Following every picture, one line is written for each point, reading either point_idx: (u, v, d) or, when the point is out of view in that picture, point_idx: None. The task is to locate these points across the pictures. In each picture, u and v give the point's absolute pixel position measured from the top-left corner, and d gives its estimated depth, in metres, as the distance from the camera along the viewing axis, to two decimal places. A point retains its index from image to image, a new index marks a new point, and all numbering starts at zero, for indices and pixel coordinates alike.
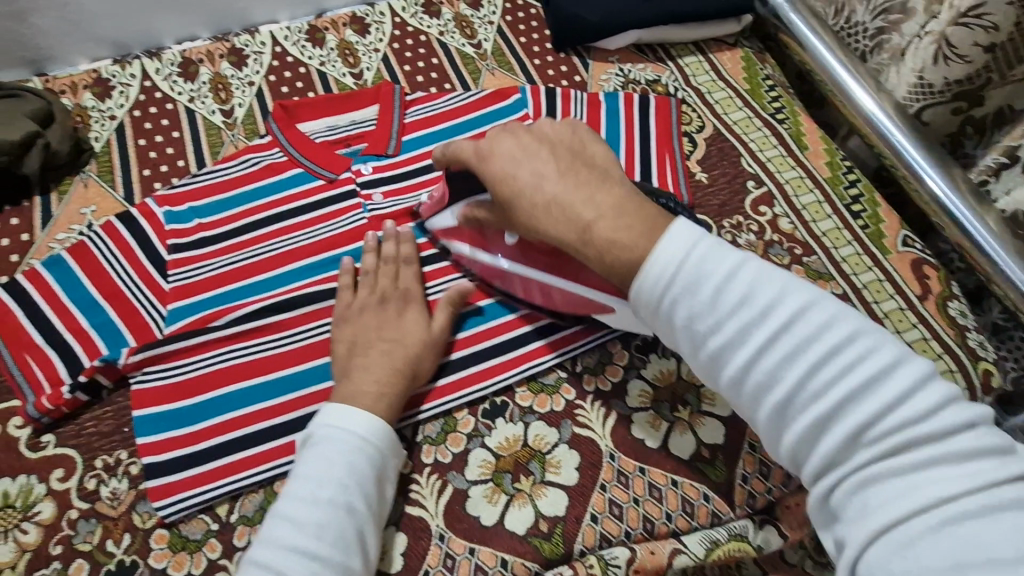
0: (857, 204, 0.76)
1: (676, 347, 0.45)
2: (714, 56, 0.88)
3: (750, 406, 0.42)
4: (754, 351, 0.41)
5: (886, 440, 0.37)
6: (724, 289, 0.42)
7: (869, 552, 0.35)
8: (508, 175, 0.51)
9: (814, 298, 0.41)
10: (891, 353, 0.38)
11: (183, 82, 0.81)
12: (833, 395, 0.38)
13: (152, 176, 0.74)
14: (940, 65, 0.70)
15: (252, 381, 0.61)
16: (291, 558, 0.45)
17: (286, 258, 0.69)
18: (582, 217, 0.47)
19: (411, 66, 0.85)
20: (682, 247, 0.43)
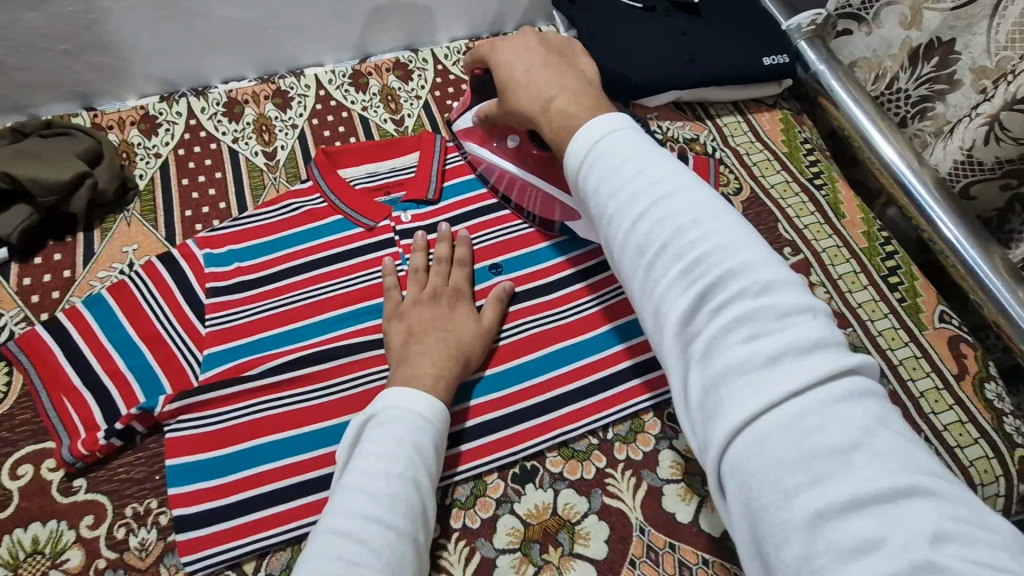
0: (894, 276, 0.75)
1: (588, 227, 0.47)
2: (752, 116, 0.88)
3: (635, 285, 0.42)
4: (637, 217, 0.42)
5: (736, 311, 0.36)
6: (630, 162, 0.44)
7: (733, 451, 0.34)
8: (510, 62, 0.61)
9: (700, 190, 0.42)
10: (751, 244, 0.39)
11: (228, 122, 0.83)
12: (695, 260, 0.39)
13: (194, 216, 0.75)
14: (991, 145, 0.69)
15: (284, 433, 0.61)
16: (367, 526, 0.47)
17: (323, 306, 0.69)
18: (547, 94, 0.56)
19: (452, 114, 0.86)
20: (602, 127, 0.46)
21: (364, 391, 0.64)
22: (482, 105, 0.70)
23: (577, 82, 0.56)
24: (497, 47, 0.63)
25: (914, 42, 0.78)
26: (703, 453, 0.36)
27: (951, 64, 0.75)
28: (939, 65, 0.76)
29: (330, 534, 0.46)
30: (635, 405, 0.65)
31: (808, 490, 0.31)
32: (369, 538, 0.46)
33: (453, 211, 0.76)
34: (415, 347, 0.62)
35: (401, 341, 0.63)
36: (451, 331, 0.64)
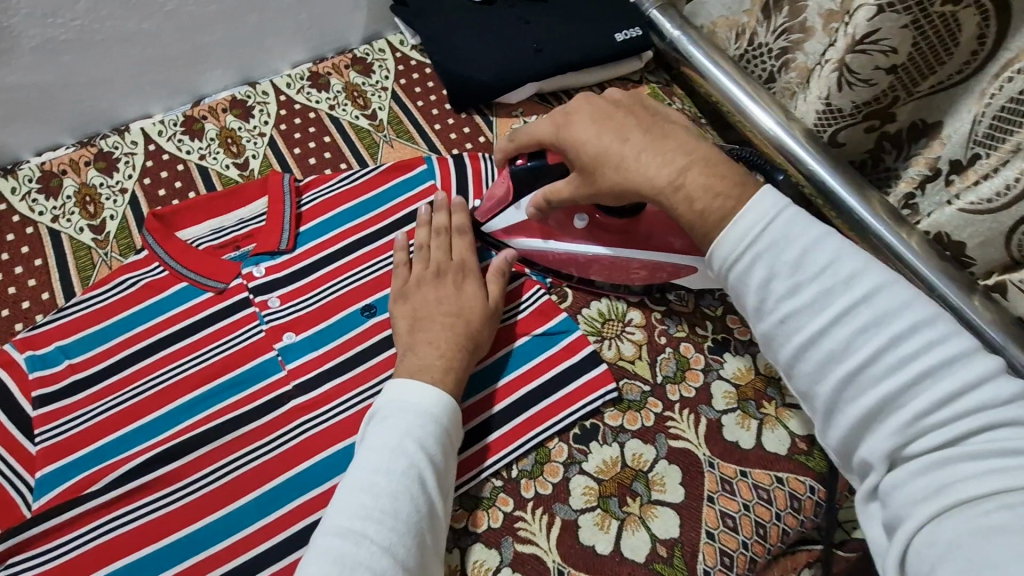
0: None
1: (744, 308, 0.46)
2: None
3: (812, 376, 0.42)
4: (828, 319, 0.41)
5: (944, 423, 0.37)
6: (813, 252, 0.42)
7: (927, 527, 0.35)
8: (585, 142, 0.54)
9: (893, 280, 0.41)
10: (959, 344, 0.38)
11: (45, 199, 0.73)
12: (925, 370, 0.38)
13: (13, 315, 0.65)
14: (845, 90, 0.67)
15: (143, 548, 0.55)
16: (370, 524, 0.45)
17: (173, 392, 0.62)
18: (674, 164, 0.50)
19: (301, 148, 0.79)
20: (772, 208, 0.44)
21: (232, 482, 0.58)
22: (540, 192, 0.61)
23: (690, 141, 0.51)
24: (557, 139, 0.57)
25: None
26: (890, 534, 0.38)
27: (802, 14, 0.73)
28: (789, 15, 0.74)
29: (330, 534, 0.45)
30: (526, 442, 0.60)
31: None
32: (368, 540, 0.44)
33: (312, 256, 0.70)
34: (429, 327, 0.59)
35: (416, 316, 0.60)
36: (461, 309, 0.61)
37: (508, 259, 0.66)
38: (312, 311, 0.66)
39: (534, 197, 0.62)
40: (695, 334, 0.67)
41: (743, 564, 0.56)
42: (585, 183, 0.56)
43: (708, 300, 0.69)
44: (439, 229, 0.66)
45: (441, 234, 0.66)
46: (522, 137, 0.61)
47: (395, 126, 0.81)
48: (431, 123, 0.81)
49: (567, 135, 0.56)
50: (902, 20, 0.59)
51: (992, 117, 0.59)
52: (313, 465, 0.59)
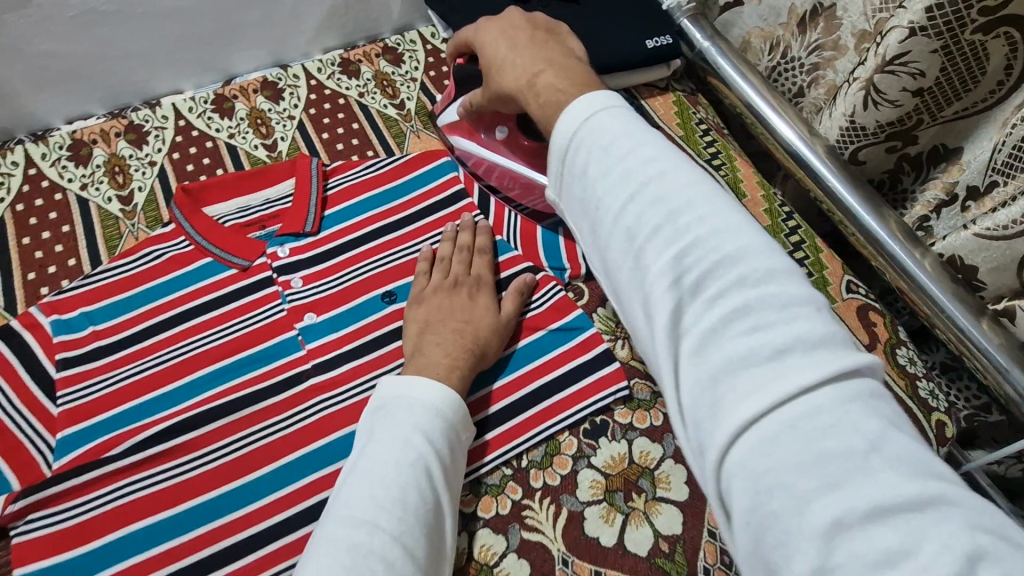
0: (799, 251, 0.74)
1: (576, 214, 0.43)
2: (646, 102, 0.85)
3: (623, 276, 0.39)
4: (631, 212, 0.38)
5: (725, 314, 0.34)
6: (630, 155, 0.40)
7: (734, 448, 0.31)
8: (494, 48, 0.55)
9: (676, 176, 0.39)
10: (750, 241, 0.36)
11: (74, 166, 0.74)
12: (696, 255, 0.35)
13: (39, 279, 0.66)
14: (870, 109, 0.68)
15: (159, 514, 0.56)
16: (379, 513, 0.46)
17: (195, 364, 0.63)
18: (532, 69, 0.51)
19: (329, 133, 0.80)
20: (585, 118, 0.42)
21: (248, 454, 0.59)
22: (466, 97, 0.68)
23: (569, 59, 0.51)
24: (480, 43, 0.57)
25: (800, 9, 0.77)
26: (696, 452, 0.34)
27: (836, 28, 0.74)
28: (824, 31, 0.75)
29: (340, 522, 0.45)
30: (543, 430, 0.61)
31: (825, 494, 0.29)
32: (378, 528, 0.45)
33: (336, 240, 0.71)
34: (439, 330, 0.62)
35: (429, 322, 0.63)
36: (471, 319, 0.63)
37: (528, 283, 0.67)
38: (334, 293, 0.68)
39: (463, 100, 0.69)
40: None
41: None
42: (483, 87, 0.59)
43: None
44: (460, 245, 0.69)
45: (463, 250, 0.68)
46: (461, 36, 0.62)
47: (423, 117, 0.83)
48: None
49: (481, 41, 0.57)
50: (933, 45, 0.60)
51: (1010, 148, 0.61)
52: (328, 443, 0.60)
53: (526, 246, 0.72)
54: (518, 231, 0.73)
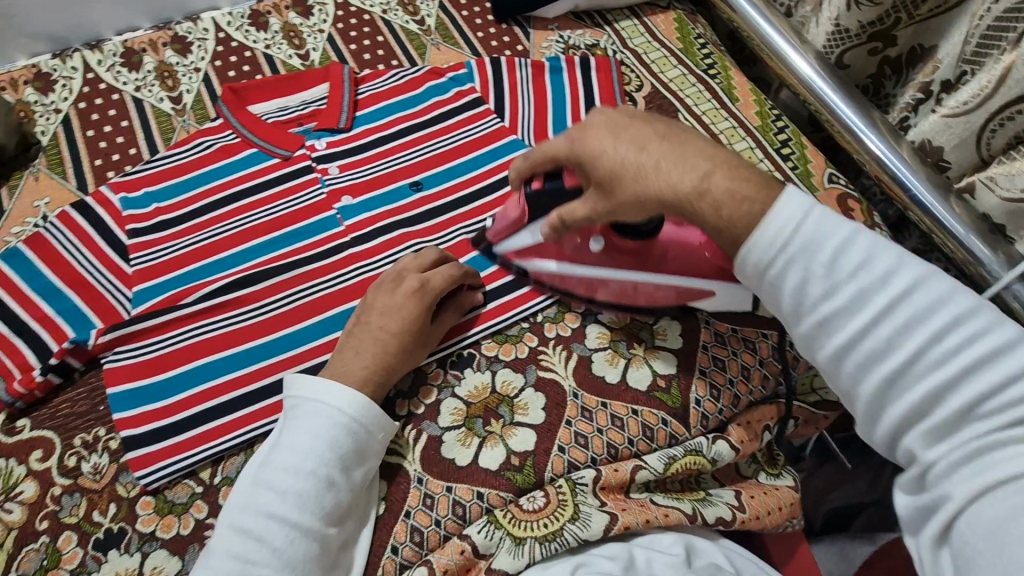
0: (786, 147, 0.81)
1: (782, 313, 0.49)
2: (649, 19, 0.92)
3: (848, 377, 0.46)
4: (869, 318, 0.44)
5: (997, 415, 0.40)
6: (844, 254, 0.45)
7: (968, 511, 0.39)
8: (602, 150, 0.54)
9: (926, 272, 0.44)
10: (1013, 331, 0.41)
11: (127, 72, 0.81)
12: (943, 362, 0.42)
13: (105, 165, 0.74)
14: (852, 11, 0.75)
15: (220, 351, 0.63)
16: (271, 524, 0.48)
17: (248, 235, 0.71)
18: (698, 167, 0.50)
19: (357, 44, 0.86)
20: (799, 210, 0.47)
21: (298, 307, 0.66)
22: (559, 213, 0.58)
23: (704, 146, 0.52)
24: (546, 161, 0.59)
25: None
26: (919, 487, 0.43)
27: None
28: None
29: (230, 530, 0.49)
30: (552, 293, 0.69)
31: None
32: (269, 539, 0.48)
33: (368, 136, 0.78)
34: (352, 341, 0.59)
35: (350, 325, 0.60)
36: (398, 328, 0.59)
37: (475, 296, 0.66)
38: (367, 179, 0.75)
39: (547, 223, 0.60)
40: None
41: (729, 398, 0.66)
42: (597, 194, 0.55)
43: None
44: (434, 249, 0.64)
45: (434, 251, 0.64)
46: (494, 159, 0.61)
47: (441, 31, 0.88)
48: (474, 31, 0.88)
49: (546, 153, 0.59)
50: None
51: (979, 38, 0.67)
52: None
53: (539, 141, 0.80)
54: (531, 136, 0.80)
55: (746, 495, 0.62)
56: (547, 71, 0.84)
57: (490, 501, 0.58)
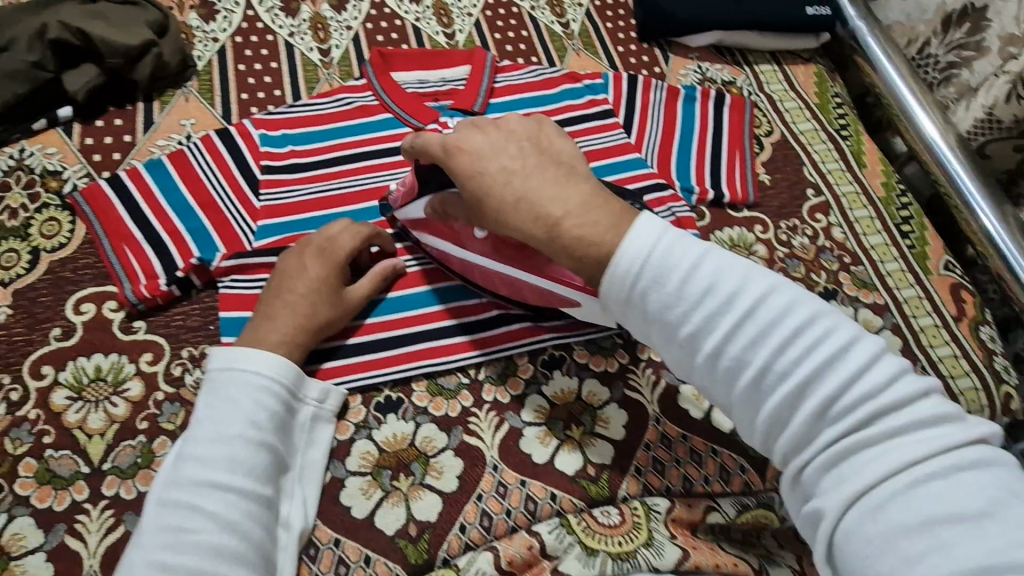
0: (906, 225, 0.80)
1: (650, 341, 0.47)
2: (788, 68, 0.92)
3: (750, 412, 0.43)
4: (720, 339, 0.42)
5: (851, 413, 0.39)
6: (690, 278, 0.43)
7: (846, 521, 0.37)
8: (478, 171, 0.52)
9: (773, 284, 0.42)
10: (847, 333, 0.40)
11: (285, 16, 0.84)
12: (797, 376, 0.40)
13: (250, 100, 0.77)
14: (1012, 103, 0.76)
15: (441, 284, 0.68)
16: (203, 492, 0.47)
17: (371, 195, 0.73)
18: (550, 215, 0.48)
19: (502, 34, 0.88)
20: (647, 241, 0.44)
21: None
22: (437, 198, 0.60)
23: (573, 184, 0.50)
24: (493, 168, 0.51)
25: (948, 8, 0.84)
26: (812, 524, 0.39)
27: (981, 32, 0.80)
28: (968, 32, 0.81)
29: (161, 506, 0.47)
30: None
31: None
32: (206, 505, 0.46)
33: None
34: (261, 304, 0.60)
35: (269, 286, 0.61)
36: (310, 300, 0.59)
37: (394, 268, 0.66)
38: None
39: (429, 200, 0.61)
40: (810, 277, 0.74)
41: None
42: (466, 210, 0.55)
43: (827, 255, 0.76)
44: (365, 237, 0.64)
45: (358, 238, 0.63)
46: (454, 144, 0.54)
47: (584, 38, 0.90)
48: (615, 44, 0.89)
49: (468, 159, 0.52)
50: None
51: None
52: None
53: (661, 165, 0.79)
54: (655, 155, 0.80)
55: (809, 562, 0.57)
56: (681, 98, 0.84)
57: (562, 505, 0.58)
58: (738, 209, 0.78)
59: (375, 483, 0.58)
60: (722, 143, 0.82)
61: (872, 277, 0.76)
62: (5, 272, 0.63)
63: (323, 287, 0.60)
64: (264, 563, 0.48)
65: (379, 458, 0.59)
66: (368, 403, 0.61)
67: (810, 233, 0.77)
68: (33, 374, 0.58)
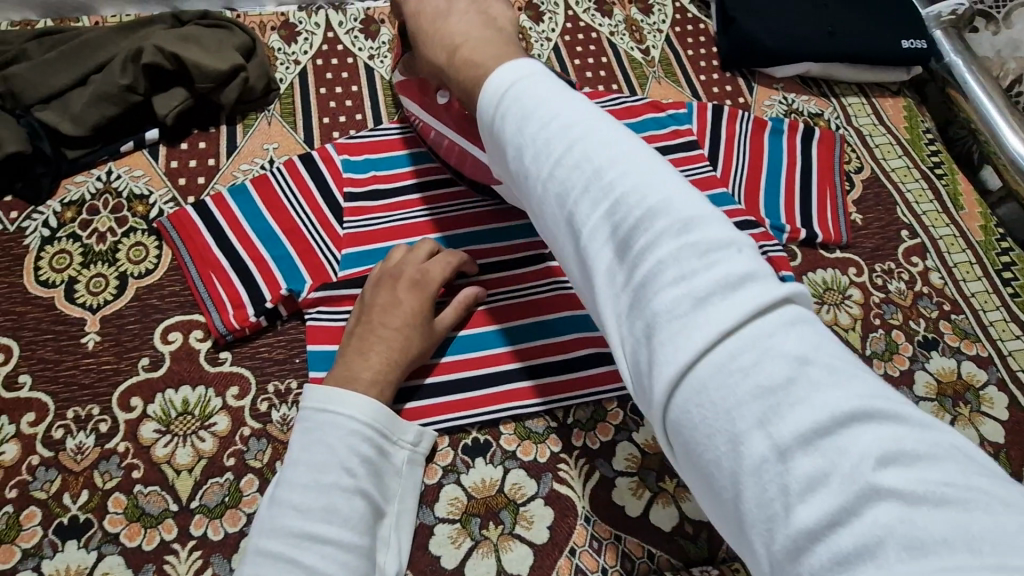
0: (1007, 271, 0.76)
1: (509, 181, 0.41)
2: (876, 100, 0.88)
3: (577, 255, 0.35)
4: (548, 163, 0.36)
5: (649, 250, 0.31)
6: (535, 106, 0.37)
7: (675, 404, 0.28)
8: (440, 29, 0.48)
9: (612, 123, 0.36)
10: (663, 178, 0.33)
11: (364, 39, 0.83)
12: (610, 204, 0.33)
13: (331, 124, 0.76)
14: None
15: (510, 321, 0.64)
16: (303, 544, 0.45)
17: (454, 224, 0.70)
18: (453, 41, 0.46)
19: (581, 60, 0.86)
20: (513, 76, 0.40)
21: (536, 300, 0.66)
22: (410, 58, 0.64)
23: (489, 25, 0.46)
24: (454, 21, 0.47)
25: None
26: (646, 409, 0.30)
27: None
28: None
29: (262, 555, 0.45)
30: None
31: (761, 438, 0.26)
32: (304, 556, 0.45)
33: None
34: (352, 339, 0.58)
35: (358, 319, 0.59)
36: (404, 333, 0.57)
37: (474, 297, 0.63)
38: None
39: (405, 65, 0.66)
40: (908, 325, 0.71)
41: None
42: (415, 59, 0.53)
43: (925, 302, 0.72)
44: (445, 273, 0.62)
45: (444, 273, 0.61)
46: (430, 21, 0.49)
47: (665, 66, 0.87)
48: (697, 72, 0.87)
49: (439, 33, 0.48)
50: None
51: None
52: (586, 314, 0.65)
53: (749, 202, 0.76)
54: (742, 190, 0.77)
55: None
56: (768, 131, 0.81)
57: (659, 564, 0.55)
58: (831, 250, 0.75)
59: (464, 531, 0.56)
60: (812, 180, 0.79)
61: (974, 327, 0.72)
62: (94, 297, 0.62)
63: (415, 320, 0.58)
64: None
65: (468, 505, 0.57)
66: (456, 445, 0.60)
67: (907, 277, 0.74)
68: (121, 405, 0.57)
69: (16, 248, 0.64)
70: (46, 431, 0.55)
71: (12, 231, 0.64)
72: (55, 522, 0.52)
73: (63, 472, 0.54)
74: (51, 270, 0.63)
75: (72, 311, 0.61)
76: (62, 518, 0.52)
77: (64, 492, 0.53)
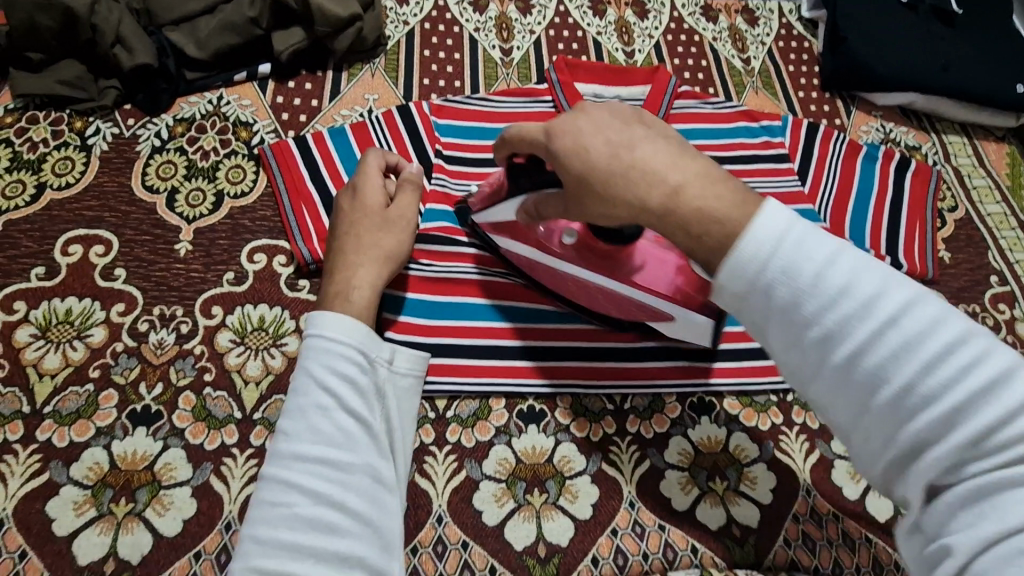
0: None
1: (748, 320, 0.39)
2: (979, 143, 0.85)
3: (854, 415, 0.36)
4: (862, 337, 0.35)
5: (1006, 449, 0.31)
6: (825, 269, 0.36)
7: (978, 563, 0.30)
8: (582, 146, 0.42)
9: (903, 285, 0.35)
10: (990, 348, 0.33)
11: (473, 11, 0.85)
12: (950, 392, 0.33)
13: (431, 86, 0.78)
14: None
15: (499, 302, 0.63)
16: (299, 468, 0.43)
17: None
18: (667, 180, 0.40)
19: (680, 61, 0.87)
20: (781, 222, 0.37)
21: None
22: (527, 201, 0.51)
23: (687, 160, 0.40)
24: (742, 213, 0.37)
25: None
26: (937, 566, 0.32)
27: None
28: None
29: (267, 483, 0.43)
30: None
31: None
32: (298, 479, 0.42)
33: None
34: (333, 250, 0.58)
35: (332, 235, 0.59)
36: (358, 232, 0.58)
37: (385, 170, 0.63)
38: None
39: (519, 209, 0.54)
40: None
41: None
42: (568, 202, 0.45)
43: None
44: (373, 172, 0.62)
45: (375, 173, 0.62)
46: (695, 203, 0.39)
47: (763, 78, 0.87)
48: (796, 89, 0.86)
49: (723, 229, 0.37)
50: None
51: None
52: None
53: (835, 223, 0.74)
54: (829, 210, 0.75)
55: None
56: (862, 155, 0.79)
57: (701, 560, 0.54)
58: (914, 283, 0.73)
59: (508, 492, 0.56)
60: (902, 212, 0.76)
61: None
62: (191, 209, 0.65)
63: (369, 217, 0.59)
64: (375, 535, 0.43)
65: (516, 468, 0.57)
66: (511, 409, 0.60)
67: (991, 323, 0.71)
68: (203, 312, 0.60)
69: (128, 152, 0.67)
70: (133, 322, 0.58)
71: (127, 136, 0.68)
72: (129, 407, 0.54)
73: (142, 363, 0.57)
74: (156, 178, 0.66)
75: (170, 218, 0.64)
76: (136, 405, 0.55)
77: (141, 381, 0.56)
